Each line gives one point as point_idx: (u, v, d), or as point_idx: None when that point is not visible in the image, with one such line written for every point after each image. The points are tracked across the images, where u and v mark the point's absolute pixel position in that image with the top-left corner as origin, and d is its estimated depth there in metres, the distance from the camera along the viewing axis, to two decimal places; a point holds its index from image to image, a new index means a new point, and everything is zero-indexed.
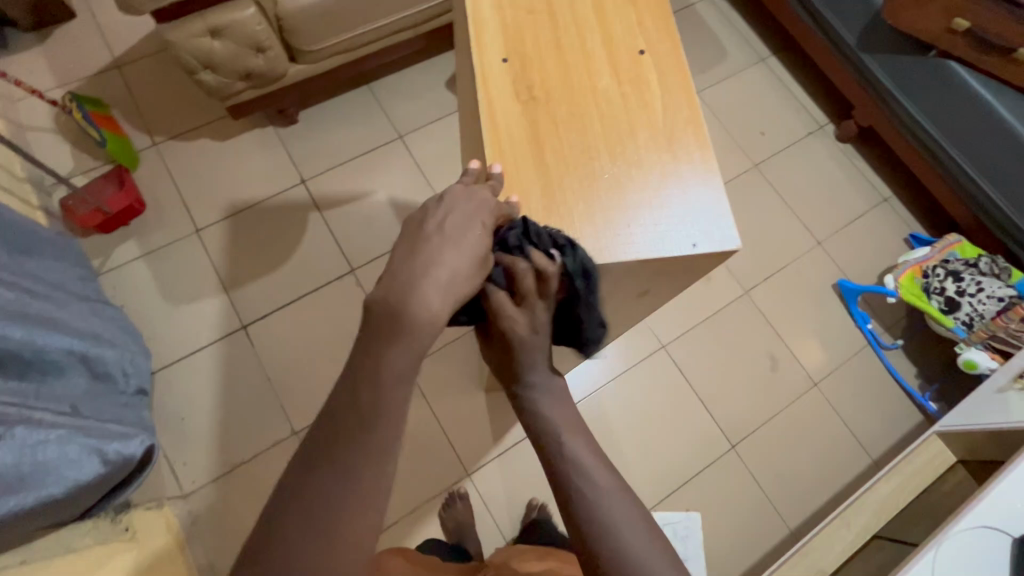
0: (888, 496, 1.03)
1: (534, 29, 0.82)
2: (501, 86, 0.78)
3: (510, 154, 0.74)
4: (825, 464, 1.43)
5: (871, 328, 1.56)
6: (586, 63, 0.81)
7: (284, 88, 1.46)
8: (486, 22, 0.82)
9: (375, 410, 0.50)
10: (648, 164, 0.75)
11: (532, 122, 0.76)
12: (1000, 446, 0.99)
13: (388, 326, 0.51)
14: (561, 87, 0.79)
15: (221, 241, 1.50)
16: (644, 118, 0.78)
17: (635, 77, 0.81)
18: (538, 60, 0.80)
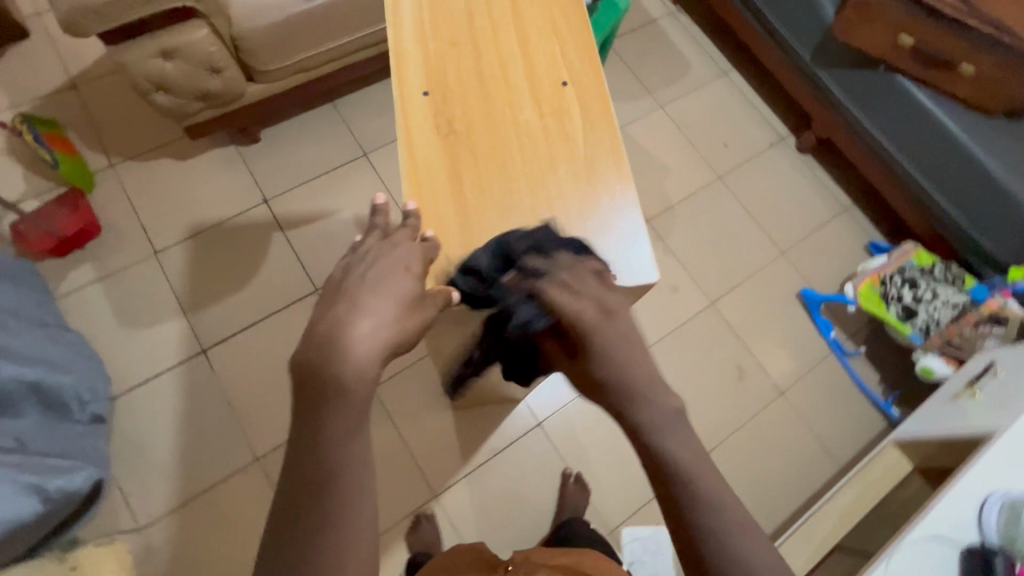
0: (847, 507, 1.04)
1: (457, 62, 0.88)
2: (423, 120, 0.84)
3: (430, 184, 0.80)
4: (793, 473, 1.44)
5: (834, 336, 1.59)
6: (507, 96, 0.88)
7: (243, 108, 1.44)
8: (408, 55, 0.87)
9: (332, 462, 0.49)
10: (566, 195, 0.82)
11: (453, 153, 0.83)
12: (951, 455, 1.01)
13: (321, 385, 0.51)
14: (483, 120, 0.86)
15: (180, 262, 1.46)
16: (561, 150, 0.85)
17: (555, 110, 0.87)
18: (460, 93, 0.86)
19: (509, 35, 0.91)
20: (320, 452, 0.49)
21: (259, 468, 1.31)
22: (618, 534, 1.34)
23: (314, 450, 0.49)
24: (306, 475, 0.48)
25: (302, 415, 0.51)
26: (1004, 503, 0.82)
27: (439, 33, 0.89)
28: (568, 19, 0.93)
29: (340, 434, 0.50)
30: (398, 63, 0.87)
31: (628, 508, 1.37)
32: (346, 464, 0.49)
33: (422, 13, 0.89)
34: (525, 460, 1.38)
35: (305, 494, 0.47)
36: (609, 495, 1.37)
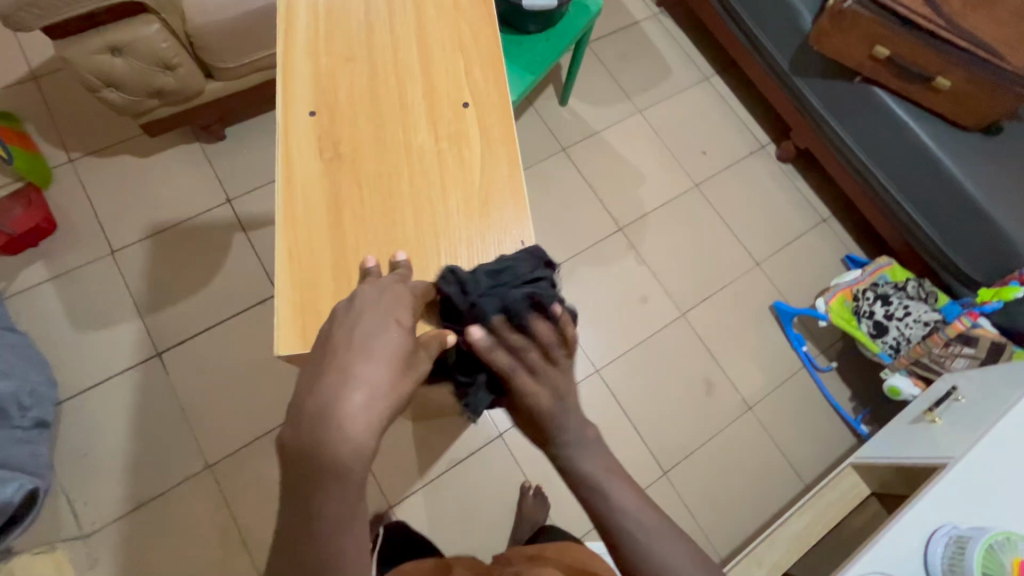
0: (803, 532, 1.01)
1: (349, 79, 0.82)
2: (306, 143, 0.78)
3: (305, 216, 0.74)
4: (759, 490, 1.42)
5: (807, 350, 1.56)
6: (402, 115, 0.81)
7: (203, 105, 1.40)
8: (297, 70, 0.82)
9: (328, 535, 0.49)
10: (453, 229, 0.75)
11: (335, 181, 0.76)
12: (908, 481, 0.98)
13: (307, 469, 0.48)
14: (371, 141, 0.79)
15: (138, 262, 1.43)
16: (453, 176, 0.78)
17: (453, 131, 0.80)
18: (350, 113, 0.80)
19: (410, 49, 0.85)
20: (317, 523, 0.49)
21: (211, 476, 1.28)
22: None
23: (307, 520, 0.49)
24: (301, 543, 0.49)
25: (296, 491, 0.49)
26: (951, 537, 0.78)
27: (334, 47, 0.84)
28: (477, 30, 0.87)
29: (333, 508, 0.49)
30: (285, 79, 0.81)
31: (588, 523, 1.35)
32: (337, 531, 0.49)
33: (318, 28, 0.84)
34: (485, 472, 1.35)
35: (299, 556, 0.48)
36: (570, 509, 1.35)
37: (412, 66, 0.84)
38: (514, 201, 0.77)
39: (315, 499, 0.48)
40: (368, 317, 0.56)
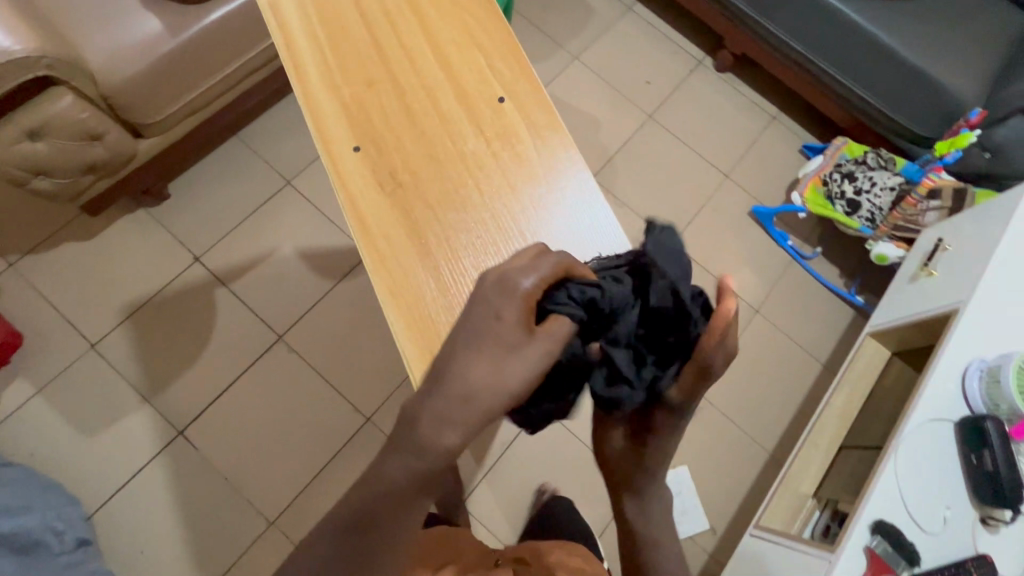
0: (845, 407, 1.10)
1: (379, 103, 0.77)
2: (361, 177, 0.73)
3: (391, 251, 0.70)
4: (785, 382, 1.52)
5: (792, 244, 1.64)
6: (441, 123, 0.77)
7: (140, 168, 1.30)
8: (323, 106, 0.76)
9: (388, 516, 0.48)
10: (539, 221, 0.73)
11: (404, 207, 0.72)
12: (925, 334, 1.07)
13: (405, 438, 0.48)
14: (423, 158, 0.75)
15: (123, 349, 1.34)
16: (515, 170, 0.75)
17: (497, 127, 0.77)
18: (392, 135, 0.76)
19: (424, 55, 0.81)
20: (379, 504, 0.48)
21: (277, 532, 1.27)
22: None
23: (373, 495, 0.49)
24: (363, 516, 0.49)
25: (381, 470, 0.48)
26: (984, 371, 0.86)
27: (350, 73, 0.78)
28: (481, 22, 0.84)
29: (401, 494, 0.48)
30: (315, 117, 0.75)
31: None
32: (400, 517, 0.49)
33: (325, 56, 0.79)
34: (537, 444, 1.39)
35: (356, 533, 0.49)
36: None
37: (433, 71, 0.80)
38: (582, 179, 0.76)
39: (387, 476, 0.48)
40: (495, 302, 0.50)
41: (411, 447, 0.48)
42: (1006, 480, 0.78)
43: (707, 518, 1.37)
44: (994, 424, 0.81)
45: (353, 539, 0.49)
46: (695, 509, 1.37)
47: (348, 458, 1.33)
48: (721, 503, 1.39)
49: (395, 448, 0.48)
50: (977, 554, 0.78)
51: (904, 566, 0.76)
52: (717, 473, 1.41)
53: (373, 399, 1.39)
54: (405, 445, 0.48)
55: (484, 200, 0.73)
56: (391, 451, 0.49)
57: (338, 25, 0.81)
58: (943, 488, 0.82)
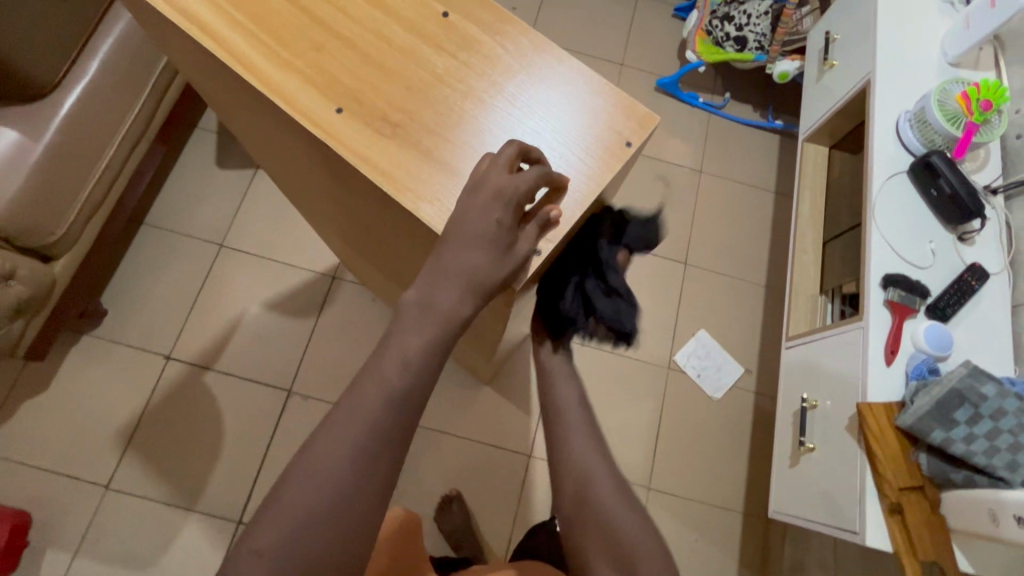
0: (812, 210, 1.21)
1: (302, 35, 0.55)
2: (344, 124, 0.52)
3: (429, 192, 0.51)
4: (750, 221, 1.63)
5: (703, 100, 1.73)
6: (397, 37, 0.56)
7: (65, 294, 1.20)
8: (255, 63, 0.53)
9: (403, 394, 0.43)
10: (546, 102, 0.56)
11: (413, 141, 0.52)
12: (848, 117, 1.17)
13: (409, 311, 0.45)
14: (400, 82, 0.54)
15: (140, 473, 1.26)
16: (515, 59, 0.57)
17: (466, 26, 0.57)
18: (345, 64, 0.54)
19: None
20: (394, 377, 0.43)
21: None
22: (676, 364, 1.47)
23: (392, 368, 0.43)
24: (375, 385, 0.43)
25: (394, 340, 0.44)
26: (912, 119, 0.96)
27: (249, 10, 0.55)
28: None
29: (419, 366, 0.44)
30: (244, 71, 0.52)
31: (667, 340, 1.49)
32: (414, 403, 0.44)
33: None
34: None
35: (368, 407, 0.42)
36: (647, 342, 1.48)
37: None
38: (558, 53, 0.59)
39: (403, 350, 0.44)
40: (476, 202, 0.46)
41: (429, 312, 0.45)
42: (965, 195, 0.88)
43: (739, 363, 1.48)
44: (938, 157, 0.90)
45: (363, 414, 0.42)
46: (725, 361, 1.48)
47: (409, 466, 1.33)
48: (744, 345, 1.50)
49: (410, 317, 0.45)
50: (968, 266, 0.89)
51: (920, 302, 0.86)
52: (730, 323, 1.52)
53: None
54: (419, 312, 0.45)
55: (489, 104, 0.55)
56: (400, 325, 0.45)
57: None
58: (921, 228, 0.92)
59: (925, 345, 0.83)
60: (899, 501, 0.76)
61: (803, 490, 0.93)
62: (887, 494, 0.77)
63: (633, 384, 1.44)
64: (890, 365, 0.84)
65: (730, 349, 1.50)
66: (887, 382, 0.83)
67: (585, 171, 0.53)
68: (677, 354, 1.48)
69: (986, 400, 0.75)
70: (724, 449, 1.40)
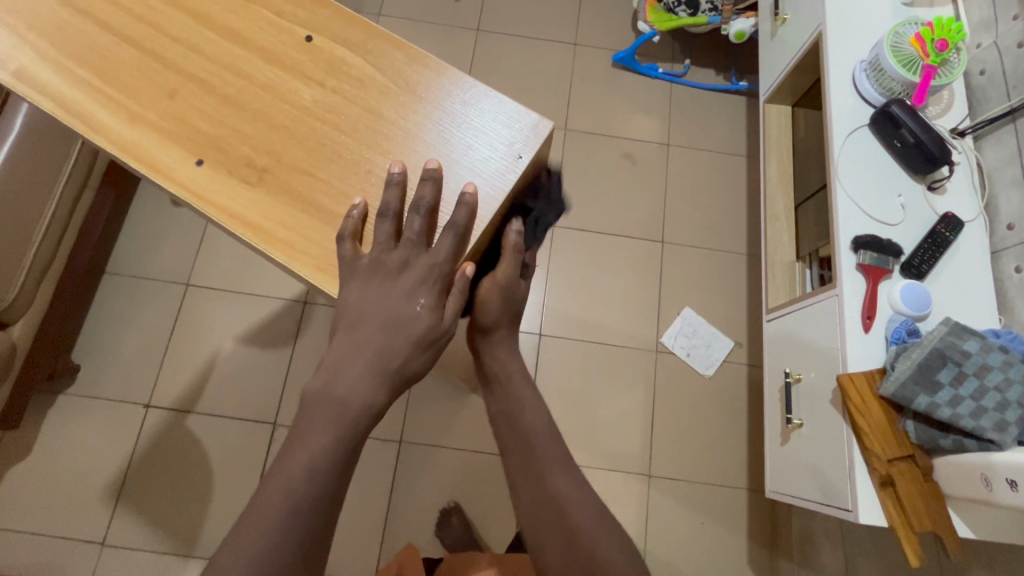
0: (780, 173, 1.16)
1: (152, 87, 0.52)
2: (205, 175, 0.51)
3: (305, 239, 0.50)
4: (726, 187, 1.58)
5: (663, 70, 1.67)
6: (257, 73, 0.53)
7: (31, 357, 1.18)
8: (107, 125, 0.51)
9: (315, 490, 0.43)
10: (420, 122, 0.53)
11: (283, 186, 0.51)
12: (807, 72, 1.11)
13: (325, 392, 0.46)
14: (264, 123, 0.52)
15: (134, 525, 1.25)
16: (389, 80, 0.54)
17: (331, 50, 0.54)
18: (202, 109, 0.52)
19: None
20: (303, 473, 0.43)
21: None
22: (664, 345, 1.44)
23: (313, 443, 0.44)
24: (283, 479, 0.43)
25: (302, 432, 0.45)
26: (867, 69, 0.91)
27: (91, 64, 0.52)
28: None
29: (325, 451, 0.44)
30: (93, 134, 0.50)
31: (653, 323, 1.45)
32: (327, 501, 0.44)
33: (60, 61, 0.52)
34: (555, 367, 1.41)
35: (289, 481, 0.43)
36: (632, 328, 1.45)
37: (201, 14, 0.55)
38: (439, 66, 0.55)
39: (308, 440, 0.44)
40: (398, 281, 0.48)
41: (332, 399, 0.46)
42: (930, 143, 0.83)
43: (728, 337, 1.44)
44: (898, 105, 0.85)
45: (270, 515, 0.42)
46: (714, 336, 1.44)
47: (406, 482, 1.31)
48: (731, 318, 1.46)
49: (314, 407, 0.46)
50: (942, 216, 0.84)
51: (894, 261, 0.82)
52: (715, 296, 1.48)
53: (392, 423, 1.34)
54: (325, 401, 0.46)
55: (361, 134, 0.52)
56: (311, 409, 0.46)
57: (40, 12, 0.54)
58: (886, 185, 0.88)
59: (903, 307, 0.79)
60: (890, 473, 0.73)
61: (796, 467, 0.90)
62: (876, 467, 0.73)
63: (622, 371, 1.41)
64: (869, 332, 0.80)
65: (718, 324, 1.46)
66: (868, 350, 0.80)
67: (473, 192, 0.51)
68: (665, 335, 1.44)
69: (969, 357, 0.71)
70: (723, 426, 1.38)
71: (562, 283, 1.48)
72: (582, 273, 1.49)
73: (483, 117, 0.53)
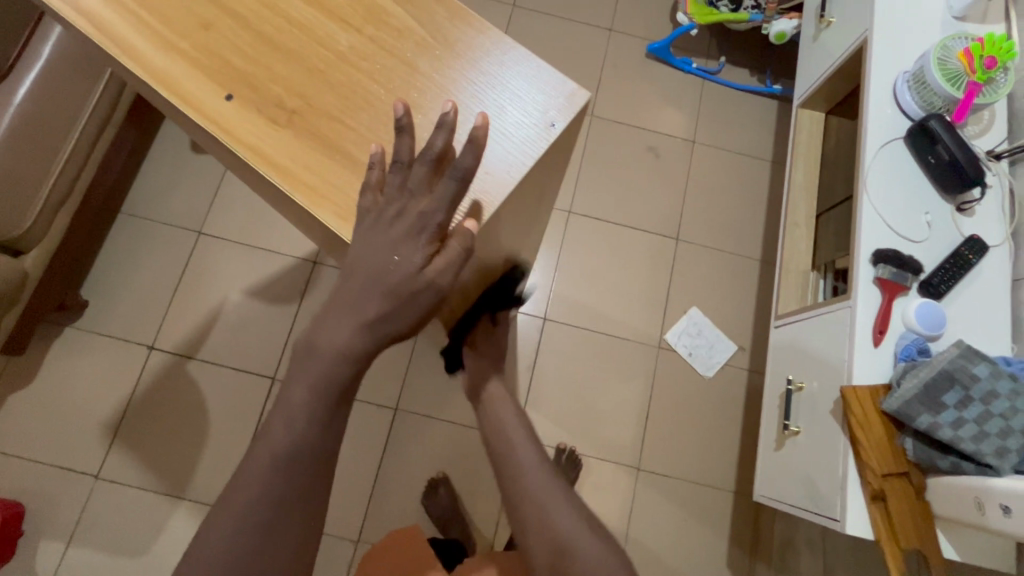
0: (805, 181, 1.15)
1: (187, 15, 0.52)
2: (234, 110, 0.50)
3: (327, 184, 0.50)
4: (746, 192, 1.56)
5: (696, 66, 1.64)
6: (294, 13, 0.53)
7: (40, 287, 1.19)
8: (136, 48, 0.50)
9: (298, 455, 0.46)
10: (455, 79, 0.52)
11: (311, 130, 0.50)
12: (845, 80, 1.09)
13: (311, 344, 0.47)
14: (296, 64, 0.52)
15: (129, 462, 1.27)
16: (426, 32, 0.53)
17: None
18: (237, 43, 0.51)
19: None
20: (289, 424, 0.46)
21: (365, 546, 1.26)
22: (667, 343, 1.43)
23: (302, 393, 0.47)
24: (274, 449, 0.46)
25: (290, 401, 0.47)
26: (910, 80, 0.88)
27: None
28: None
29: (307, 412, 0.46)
30: (122, 56, 0.50)
31: (658, 319, 1.45)
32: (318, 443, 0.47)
33: None
34: (556, 353, 1.41)
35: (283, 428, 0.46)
36: (637, 322, 1.44)
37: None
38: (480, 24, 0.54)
39: (295, 400, 0.47)
40: (391, 227, 0.46)
41: (316, 354, 0.47)
42: (964, 163, 0.82)
43: (732, 341, 1.44)
44: (937, 121, 0.83)
45: (262, 477, 0.46)
46: (718, 339, 1.44)
47: (396, 450, 1.32)
48: (737, 322, 1.45)
49: (302, 362, 0.47)
50: (966, 239, 0.83)
51: (913, 278, 0.81)
52: (723, 299, 1.47)
53: (389, 391, 1.35)
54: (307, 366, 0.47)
55: (395, 86, 0.52)
56: (300, 361, 0.47)
57: None
58: (914, 201, 0.86)
59: (916, 325, 0.78)
60: (881, 488, 0.73)
61: (787, 474, 0.90)
62: (869, 481, 0.73)
63: (622, 364, 1.41)
64: (878, 347, 0.80)
65: (723, 327, 1.45)
66: (876, 365, 0.79)
67: (504, 159, 0.50)
68: (668, 333, 1.44)
69: (977, 382, 0.70)
70: (716, 428, 1.38)
71: (572, 269, 1.47)
72: (594, 262, 1.48)
73: (523, 83, 0.53)
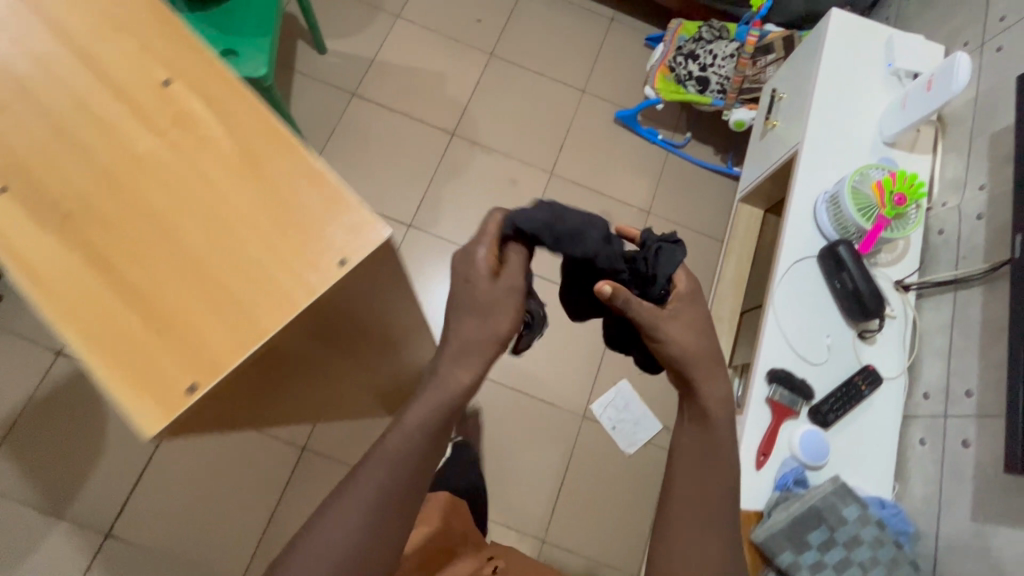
0: (735, 276, 1.15)
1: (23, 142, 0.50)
2: (50, 250, 0.49)
3: (125, 349, 0.47)
4: (693, 268, 1.56)
5: (663, 137, 1.66)
6: (143, 154, 0.52)
7: None
8: None
9: (414, 452, 0.54)
10: (287, 253, 0.52)
11: (122, 289, 0.48)
12: (782, 184, 1.10)
13: (431, 368, 0.57)
14: (132, 207, 0.50)
15: (12, 471, 1.21)
16: (261, 198, 0.52)
17: (211, 148, 0.53)
18: (59, 169, 0.50)
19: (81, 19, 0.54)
20: (402, 443, 0.54)
21: None
22: (592, 413, 1.41)
23: (416, 410, 0.55)
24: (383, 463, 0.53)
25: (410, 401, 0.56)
26: (827, 202, 0.89)
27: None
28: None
29: (423, 430, 0.54)
30: None
31: (587, 387, 1.43)
32: (430, 452, 0.54)
33: None
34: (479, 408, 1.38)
35: (393, 445, 0.54)
36: (565, 386, 1.42)
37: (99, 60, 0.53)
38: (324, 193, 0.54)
39: (411, 420, 0.54)
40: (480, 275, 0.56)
41: (438, 376, 0.56)
42: (866, 293, 0.82)
43: (659, 418, 1.42)
44: (845, 248, 0.84)
45: (366, 501, 0.52)
46: (644, 415, 1.42)
47: (300, 489, 1.28)
48: (666, 399, 1.44)
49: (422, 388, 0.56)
50: (862, 369, 0.83)
51: (803, 403, 0.81)
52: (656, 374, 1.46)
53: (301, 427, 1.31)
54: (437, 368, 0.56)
55: (223, 249, 0.51)
56: (422, 387, 0.56)
57: None
58: (819, 322, 0.86)
59: (799, 453, 0.77)
60: None
61: None
62: None
63: (544, 428, 1.39)
64: (760, 470, 0.78)
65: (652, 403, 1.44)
66: (756, 489, 0.77)
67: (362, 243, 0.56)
68: (595, 402, 1.42)
69: (844, 525, 0.70)
70: (630, 507, 1.35)
71: None
72: None
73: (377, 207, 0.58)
